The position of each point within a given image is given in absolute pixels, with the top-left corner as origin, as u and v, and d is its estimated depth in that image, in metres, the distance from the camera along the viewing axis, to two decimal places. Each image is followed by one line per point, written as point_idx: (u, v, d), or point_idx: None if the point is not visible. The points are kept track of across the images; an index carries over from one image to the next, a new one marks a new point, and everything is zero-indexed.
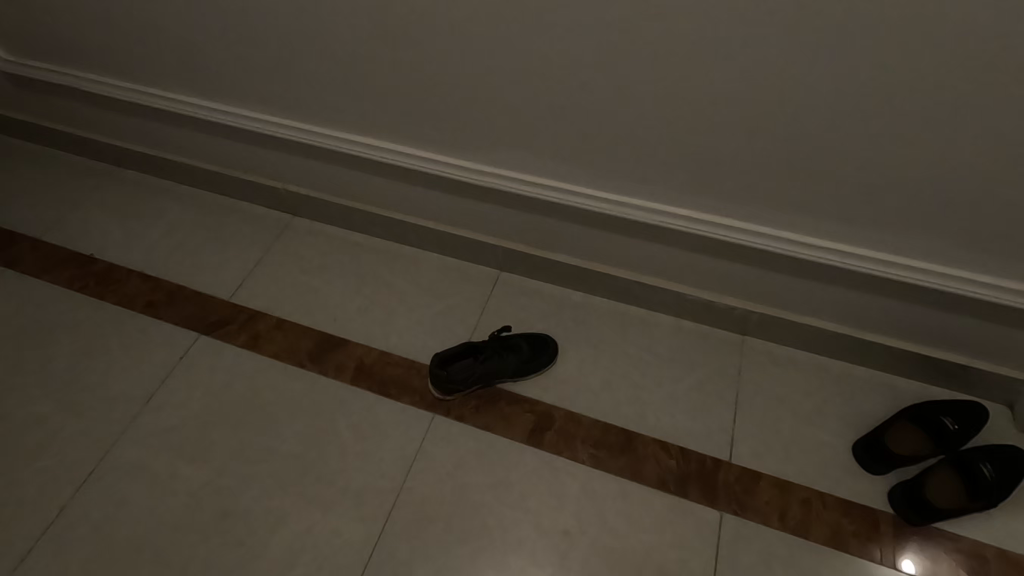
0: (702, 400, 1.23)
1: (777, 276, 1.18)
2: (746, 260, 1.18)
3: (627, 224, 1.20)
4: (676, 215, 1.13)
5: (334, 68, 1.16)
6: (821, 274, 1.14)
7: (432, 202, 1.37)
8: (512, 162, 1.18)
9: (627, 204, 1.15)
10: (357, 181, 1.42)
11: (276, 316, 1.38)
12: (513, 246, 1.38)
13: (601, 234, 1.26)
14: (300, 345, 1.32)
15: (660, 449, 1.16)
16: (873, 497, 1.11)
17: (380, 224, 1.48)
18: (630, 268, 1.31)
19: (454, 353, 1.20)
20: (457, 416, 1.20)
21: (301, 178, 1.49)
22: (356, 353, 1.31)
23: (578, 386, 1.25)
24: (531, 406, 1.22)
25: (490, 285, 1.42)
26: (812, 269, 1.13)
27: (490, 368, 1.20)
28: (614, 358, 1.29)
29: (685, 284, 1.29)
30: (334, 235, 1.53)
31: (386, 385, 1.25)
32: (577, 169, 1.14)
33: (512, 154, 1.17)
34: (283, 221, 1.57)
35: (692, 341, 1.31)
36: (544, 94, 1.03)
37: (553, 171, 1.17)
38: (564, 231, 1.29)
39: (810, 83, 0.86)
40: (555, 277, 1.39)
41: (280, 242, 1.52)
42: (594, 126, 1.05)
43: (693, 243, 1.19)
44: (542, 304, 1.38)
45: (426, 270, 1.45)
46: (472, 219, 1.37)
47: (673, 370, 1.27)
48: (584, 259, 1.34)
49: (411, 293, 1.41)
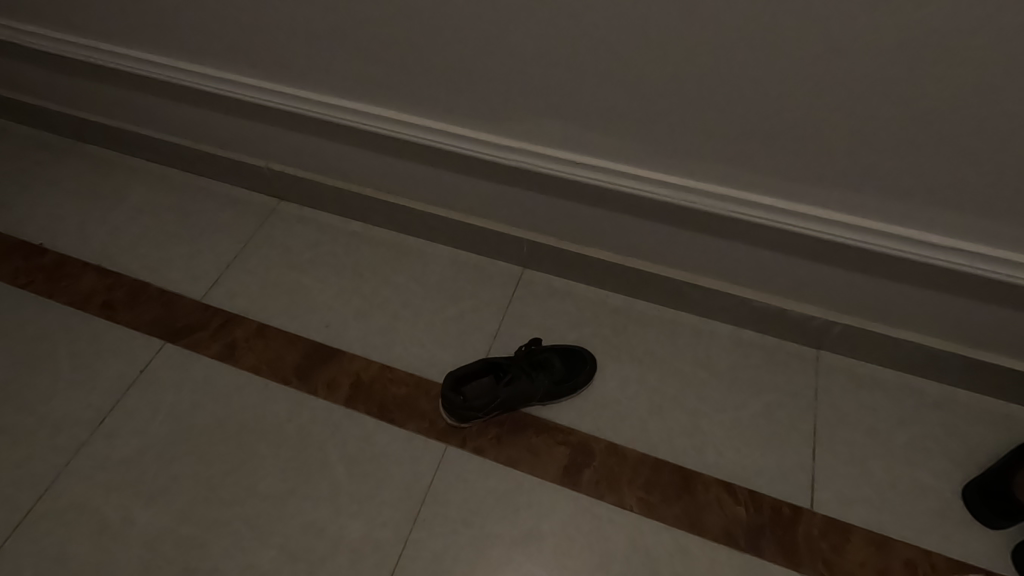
0: (772, 430, 1.01)
1: (872, 281, 0.95)
2: (834, 261, 0.95)
3: (685, 213, 0.97)
4: (754, 204, 0.89)
5: (318, 14, 0.92)
6: (931, 278, 0.91)
7: (443, 185, 1.14)
8: (544, 135, 0.95)
9: (692, 189, 0.91)
10: (352, 159, 1.18)
11: (257, 320, 1.16)
12: (539, 239, 1.14)
13: (652, 225, 1.02)
14: (285, 357, 1.10)
15: (724, 492, 0.95)
16: (993, 558, 0.89)
17: (381, 210, 1.25)
18: (684, 267, 1.08)
19: (474, 371, 0.99)
20: (475, 449, 0.98)
21: (287, 156, 1.25)
22: (352, 367, 1.09)
23: (622, 411, 1.03)
24: (564, 436, 1.00)
25: (512, 285, 1.19)
26: (921, 272, 0.90)
27: (517, 392, 0.98)
28: (665, 376, 1.07)
29: (750, 288, 1.07)
30: (327, 224, 1.30)
31: (389, 408, 1.03)
32: (629, 144, 0.90)
33: (544, 125, 0.93)
34: (267, 207, 1.34)
35: (758, 356, 1.09)
36: (591, 44, 0.79)
37: (595, 147, 0.93)
38: (606, 221, 1.06)
39: (971, 20, 0.62)
40: (590, 277, 1.16)
41: (263, 231, 1.29)
42: (653, 88, 0.82)
43: (768, 239, 0.96)
44: (575, 309, 1.16)
45: (437, 267, 1.23)
46: (490, 206, 1.13)
47: (737, 391, 1.05)
48: (627, 257, 1.11)
49: (418, 294, 1.19)
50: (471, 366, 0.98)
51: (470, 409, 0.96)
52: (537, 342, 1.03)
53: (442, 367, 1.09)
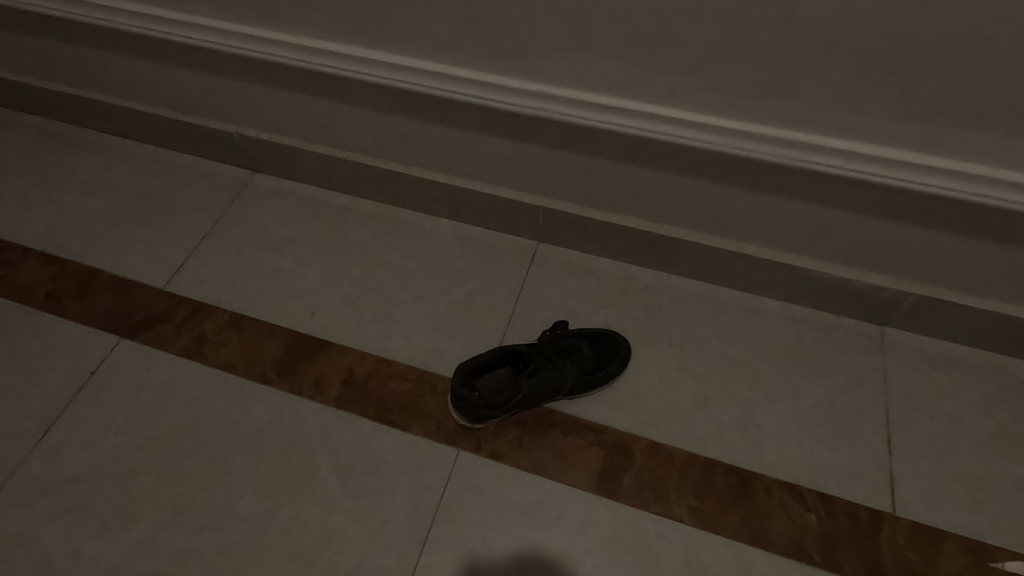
0: (839, 420, 0.86)
1: (962, 243, 0.80)
2: (917, 221, 0.79)
3: (736, 168, 0.80)
4: (826, 151, 0.73)
5: None
6: None
7: (442, 145, 0.97)
8: (566, 72, 0.78)
9: (748, 134, 0.74)
10: (335, 119, 1.01)
11: (230, 310, 0.99)
12: (557, 206, 0.98)
13: (694, 183, 0.86)
14: (263, 352, 0.93)
15: (790, 497, 0.80)
16: None
17: (370, 179, 1.08)
18: (727, 234, 0.93)
19: (490, 361, 0.83)
20: (493, 454, 0.83)
21: (258, 119, 1.08)
22: (343, 361, 0.92)
23: (661, 404, 0.88)
24: (598, 436, 0.85)
25: (526, 262, 1.04)
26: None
27: (541, 384, 0.83)
28: (708, 362, 0.92)
29: (807, 257, 0.91)
30: (309, 198, 1.13)
31: (388, 409, 0.88)
32: (669, 80, 0.74)
33: (567, 60, 0.77)
34: (240, 180, 1.16)
35: (815, 335, 0.94)
36: None
37: (629, 86, 0.77)
38: (637, 182, 0.89)
39: None
40: (616, 250, 1.01)
41: (236, 208, 1.12)
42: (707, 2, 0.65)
43: (838, 198, 0.79)
44: (600, 287, 1.00)
45: (437, 244, 1.07)
46: (498, 168, 0.97)
47: (794, 377, 0.90)
48: (661, 225, 0.95)
49: (418, 275, 1.03)
50: (486, 355, 0.83)
51: (487, 406, 0.80)
52: (562, 326, 0.88)
53: (449, 358, 0.93)
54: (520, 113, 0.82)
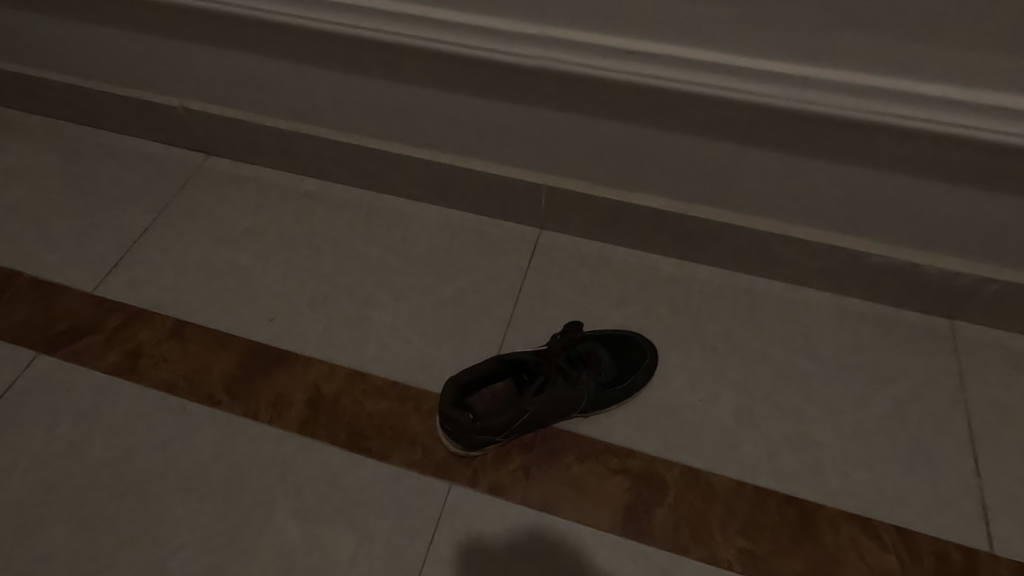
0: (913, 435, 0.71)
1: None
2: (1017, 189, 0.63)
3: (792, 127, 0.64)
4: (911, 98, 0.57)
5: None
6: None
7: (423, 112, 0.80)
8: (575, 8, 0.62)
9: (810, 81, 0.59)
10: (294, 85, 0.84)
11: (172, 316, 0.82)
12: (563, 185, 0.82)
13: (733, 149, 0.69)
14: (210, 367, 0.77)
15: (863, 534, 0.65)
16: None
17: (341, 159, 0.91)
18: (770, 214, 0.77)
19: (488, 373, 0.67)
20: (493, 489, 0.68)
21: (204, 89, 0.90)
22: (308, 377, 0.76)
23: (696, 421, 0.72)
24: (621, 463, 0.69)
25: (526, 253, 0.88)
26: None
27: (551, 401, 0.67)
28: (749, 368, 0.77)
29: (867, 238, 0.75)
30: (271, 183, 0.97)
31: (363, 434, 0.72)
32: (709, 10, 0.58)
33: None
34: (190, 164, 0.99)
35: (874, 333, 0.79)
36: None
37: (656, 24, 0.60)
38: (662, 152, 0.73)
39: None
40: (633, 237, 0.85)
41: (184, 196, 0.95)
42: None
43: (919, 161, 0.63)
44: (615, 281, 0.85)
45: (421, 234, 0.91)
46: (491, 139, 0.80)
47: (854, 384, 0.75)
48: (689, 204, 0.79)
49: (399, 271, 0.87)
50: (484, 366, 0.67)
51: (486, 431, 0.65)
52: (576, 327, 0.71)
53: (437, 370, 0.77)
54: (517, 65, 0.66)
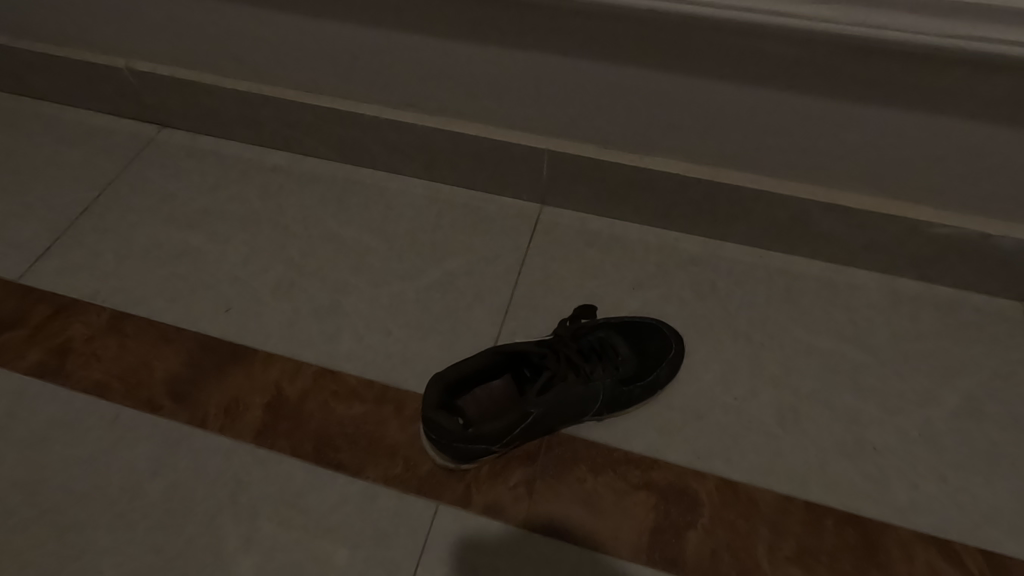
0: (991, 438, 0.59)
1: None
2: None
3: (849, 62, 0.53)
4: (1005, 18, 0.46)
5: None
6: None
7: (403, 64, 0.68)
8: None
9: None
10: (253, 37, 0.72)
11: (109, 307, 0.70)
12: (568, 149, 0.70)
13: (774, 95, 0.58)
14: (151, 366, 0.64)
15: (941, 559, 0.53)
16: None
17: (311, 126, 0.79)
18: (812, 178, 0.65)
19: (482, 368, 0.55)
20: (489, 509, 0.56)
21: (150, 47, 0.78)
22: (269, 376, 0.64)
23: (732, 424, 0.60)
24: (644, 475, 0.57)
25: (526, 232, 0.76)
26: None
27: (558, 401, 0.55)
28: (792, 360, 0.65)
29: (929, 204, 0.64)
30: (233, 157, 0.85)
31: (332, 444, 0.60)
32: None
33: None
34: (141, 137, 0.87)
35: (935, 319, 0.68)
36: None
37: None
38: (685, 104, 0.62)
39: None
40: (649, 211, 0.74)
41: (133, 173, 0.83)
42: None
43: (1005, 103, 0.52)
44: (629, 262, 0.73)
45: (404, 211, 0.79)
46: (482, 94, 0.68)
47: (917, 379, 0.63)
48: (717, 168, 0.68)
49: (379, 253, 0.75)
50: (476, 361, 0.55)
51: (479, 440, 0.53)
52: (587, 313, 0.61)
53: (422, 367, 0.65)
54: None
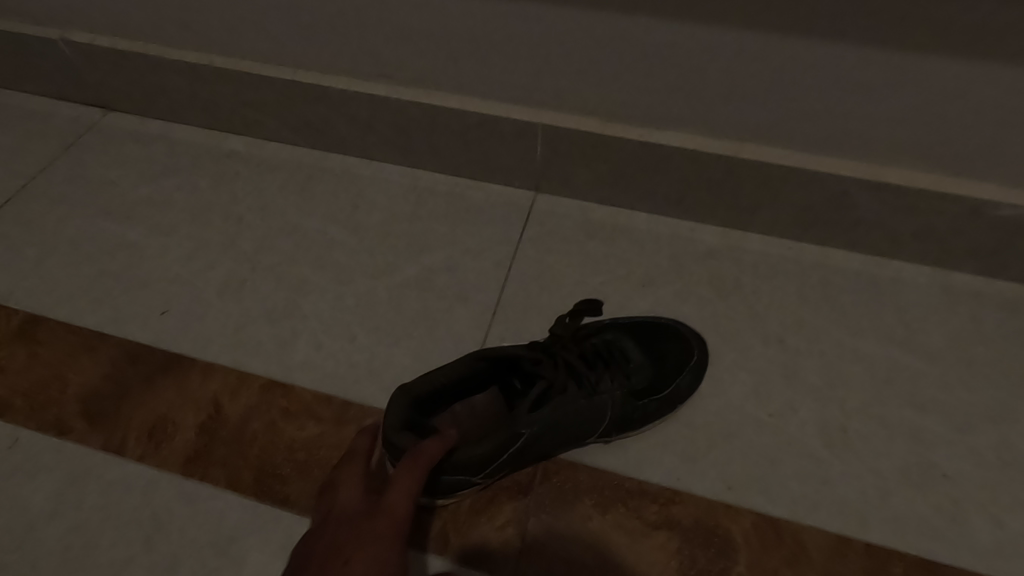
0: None
1: None
2: None
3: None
4: None
5: None
6: None
7: (372, 23, 0.58)
8: None
9: None
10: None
11: (24, 310, 0.59)
12: (565, 122, 0.60)
13: (815, 45, 0.48)
14: (65, 381, 0.54)
15: None
16: None
17: (271, 104, 0.69)
18: (856, 152, 0.55)
19: (462, 379, 0.45)
20: (472, 555, 0.45)
21: (87, 13, 0.68)
22: (206, 390, 0.53)
23: (769, 448, 0.49)
24: (663, 512, 0.47)
25: (517, 222, 0.66)
26: None
27: (556, 420, 0.45)
28: (835, 368, 0.54)
29: (994, 181, 0.54)
30: (185, 141, 0.75)
31: (278, 474, 0.49)
32: None
33: None
34: (83, 121, 0.77)
35: (1001, 319, 0.57)
36: None
37: None
38: (705, 62, 0.52)
39: None
40: (660, 196, 0.64)
41: (70, 159, 0.73)
42: None
43: None
44: (637, 255, 0.63)
45: (378, 200, 0.68)
46: (466, 58, 0.58)
47: (986, 390, 0.53)
48: (740, 142, 0.58)
49: (345, 246, 0.64)
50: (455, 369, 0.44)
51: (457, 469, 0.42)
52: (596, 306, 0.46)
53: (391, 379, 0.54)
54: None
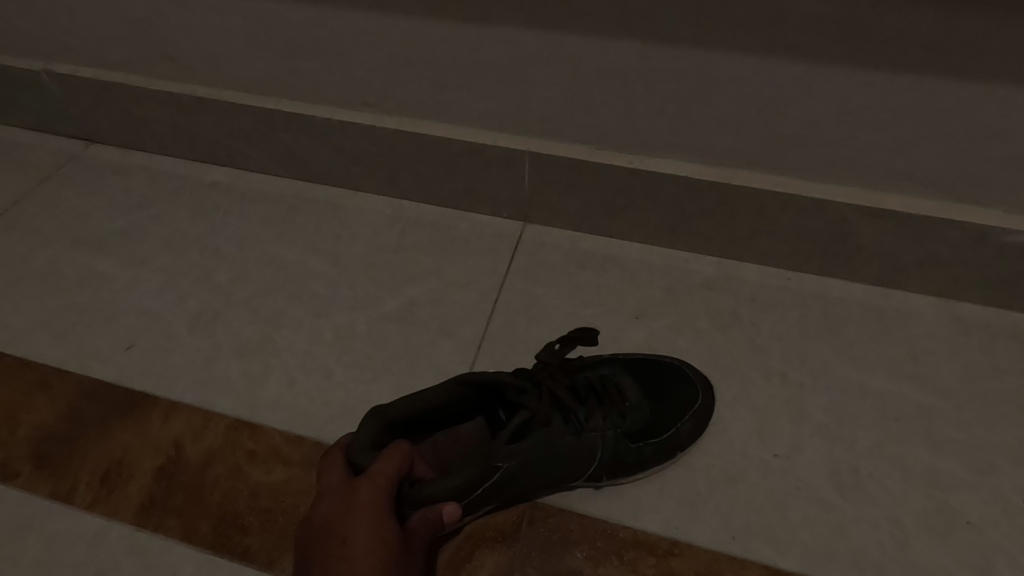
0: None
1: None
2: None
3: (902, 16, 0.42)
4: None
5: None
6: None
7: (355, 50, 0.57)
8: None
9: None
10: (184, 27, 0.61)
11: None
12: (555, 150, 0.58)
13: (807, 68, 0.47)
14: (16, 422, 0.50)
15: None
16: None
17: (254, 134, 0.68)
18: (854, 177, 0.53)
19: (441, 407, 0.42)
20: None
21: (72, 46, 0.68)
22: (167, 432, 0.49)
23: (774, 493, 0.45)
24: (663, 566, 0.42)
25: (505, 252, 0.63)
26: None
27: (540, 454, 0.42)
28: (842, 404, 0.51)
29: (997, 205, 0.52)
30: (167, 173, 0.73)
31: (239, 524, 0.45)
32: None
33: None
34: (64, 154, 0.76)
35: (1016, 352, 0.54)
36: None
37: None
38: (694, 86, 0.50)
39: None
40: (652, 225, 0.62)
41: (46, 191, 0.71)
42: None
43: None
44: (630, 285, 0.60)
45: (361, 231, 0.66)
46: (451, 86, 0.57)
47: (1005, 429, 0.49)
48: (734, 168, 0.56)
49: (325, 277, 0.61)
50: (433, 395, 0.41)
51: (433, 506, 0.39)
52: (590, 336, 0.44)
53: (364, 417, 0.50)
54: None
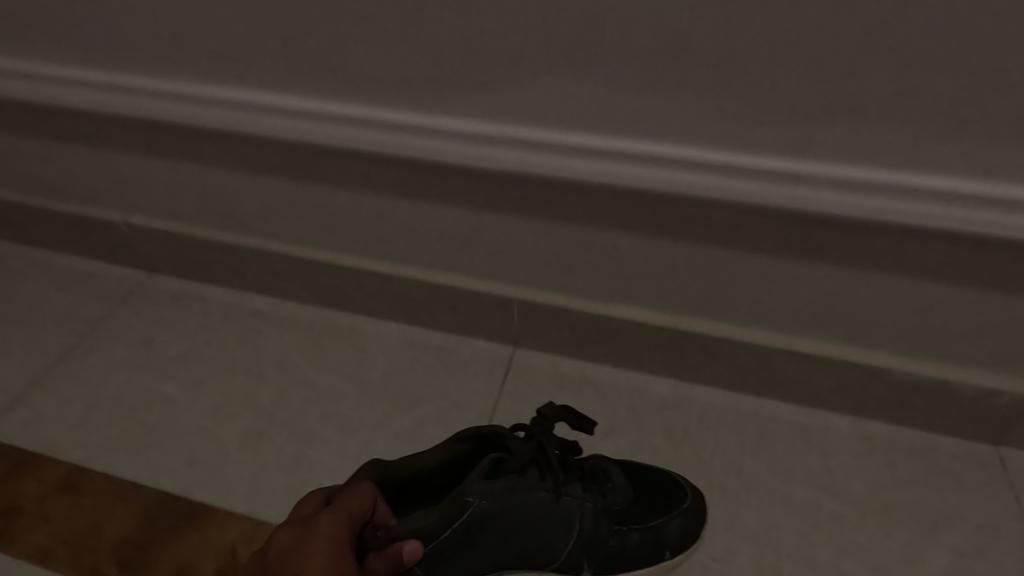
0: None
1: None
2: None
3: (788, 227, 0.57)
4: (919, 195, 0.51)
5: None
6: None
7: (381, 221, 0.73)
8: (539, 110, 0.57)
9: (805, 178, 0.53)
10: (245, 196, 0.77)
11: (68, 462, 0.68)
12: (539, 298, 0.73)
13: (725, 254, 0.62)
14: (102, 530, 0.63)
15: None
16: None
17: (293, 273, 0.83)
18: (772, 326, 0.67)
19: (439, 464, 0.52)
20: None
21: (150, 203, 0.84)
22: (224, 539, 0.61)
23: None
24: None
25: (499, 375, 0.77)
26: None
27: (507, 500, 0.51)
28: (769, 513, 0.63)
29: (884, 350, 0.66)
30: (217, 300, 0.87)
31: None
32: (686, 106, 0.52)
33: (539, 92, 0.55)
34: (130, 282, 0.90)
35: (912, 466, 0.67)
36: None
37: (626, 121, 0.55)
38: (644, 259, 0.65)
39: None
40: (618, 354, 0.75)
41: (115, 318, 0.85)
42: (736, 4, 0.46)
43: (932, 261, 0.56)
44: (600, 405, 0.73)
45: (379, 355, 0.80)
46: (455, 248, 0.73)
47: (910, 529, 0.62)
48: (681, 315, 0.70)
49: (349, 398, 0.75)
50: (428, 457, 0.52)
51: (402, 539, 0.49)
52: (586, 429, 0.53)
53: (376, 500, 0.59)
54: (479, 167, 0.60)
